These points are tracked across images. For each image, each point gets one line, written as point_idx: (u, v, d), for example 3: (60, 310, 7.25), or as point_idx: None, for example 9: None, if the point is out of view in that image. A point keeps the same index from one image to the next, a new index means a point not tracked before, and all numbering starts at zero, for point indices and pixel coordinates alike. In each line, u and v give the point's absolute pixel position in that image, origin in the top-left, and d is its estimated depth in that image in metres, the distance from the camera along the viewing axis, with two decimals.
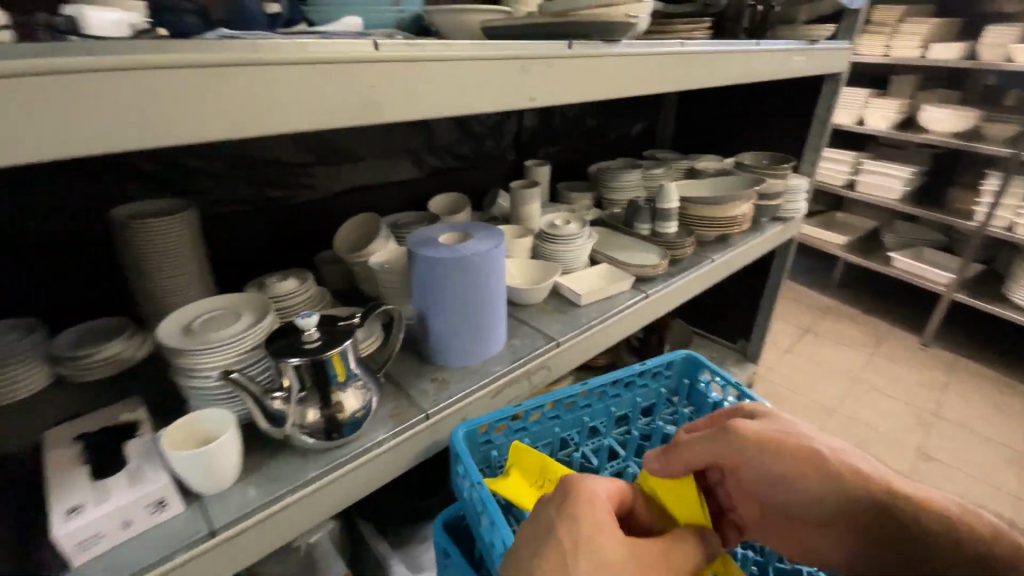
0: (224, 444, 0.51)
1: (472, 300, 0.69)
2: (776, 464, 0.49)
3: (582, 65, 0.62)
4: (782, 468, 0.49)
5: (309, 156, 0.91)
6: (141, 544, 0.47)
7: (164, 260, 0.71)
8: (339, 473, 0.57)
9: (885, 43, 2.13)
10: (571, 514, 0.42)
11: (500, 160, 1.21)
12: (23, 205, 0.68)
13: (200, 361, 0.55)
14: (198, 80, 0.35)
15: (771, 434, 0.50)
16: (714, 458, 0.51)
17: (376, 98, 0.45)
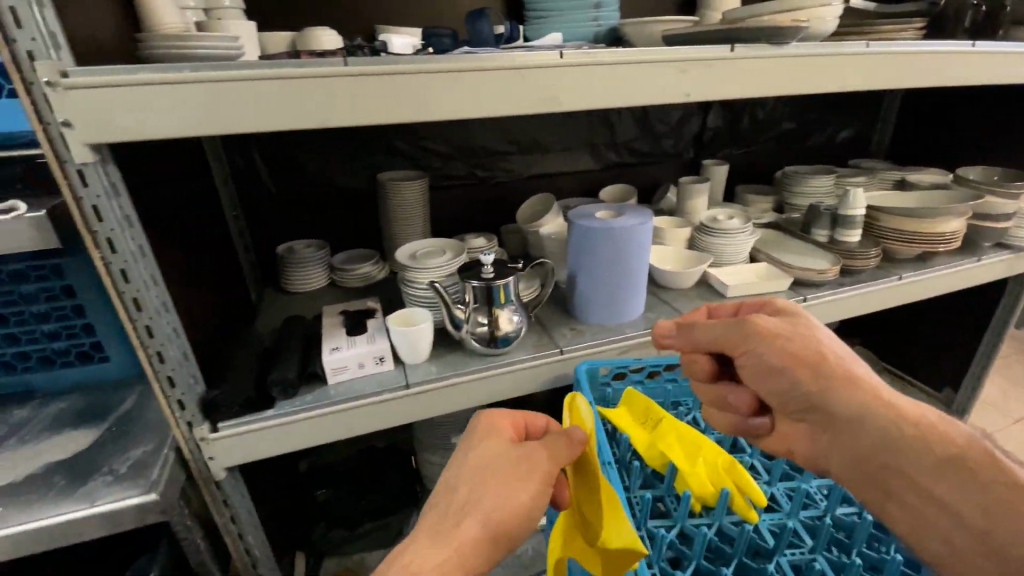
0: (422, 330, 0.74)
1: (615, 267, 0.81)
2: (770, 353, 0.52)
3: (747, 65, 0.68)
4: (773, 357, 0.52)
5: (509, 145, 1.13)
6: (367, 381, 0.73)
7: (405, 210, 1.02)
8: (491, 373, 0.77)
9: None
10: (470, 437, 0.51)
11: (675, 159, 1.29)
12: (329, 166, 1.03)
13: (418, 275, 0.81)
14: (443, 79, 0.55)
15: (784, 331, 0.53)
16: (719, 341, 0.56)
17: (557, 92, 0.59)
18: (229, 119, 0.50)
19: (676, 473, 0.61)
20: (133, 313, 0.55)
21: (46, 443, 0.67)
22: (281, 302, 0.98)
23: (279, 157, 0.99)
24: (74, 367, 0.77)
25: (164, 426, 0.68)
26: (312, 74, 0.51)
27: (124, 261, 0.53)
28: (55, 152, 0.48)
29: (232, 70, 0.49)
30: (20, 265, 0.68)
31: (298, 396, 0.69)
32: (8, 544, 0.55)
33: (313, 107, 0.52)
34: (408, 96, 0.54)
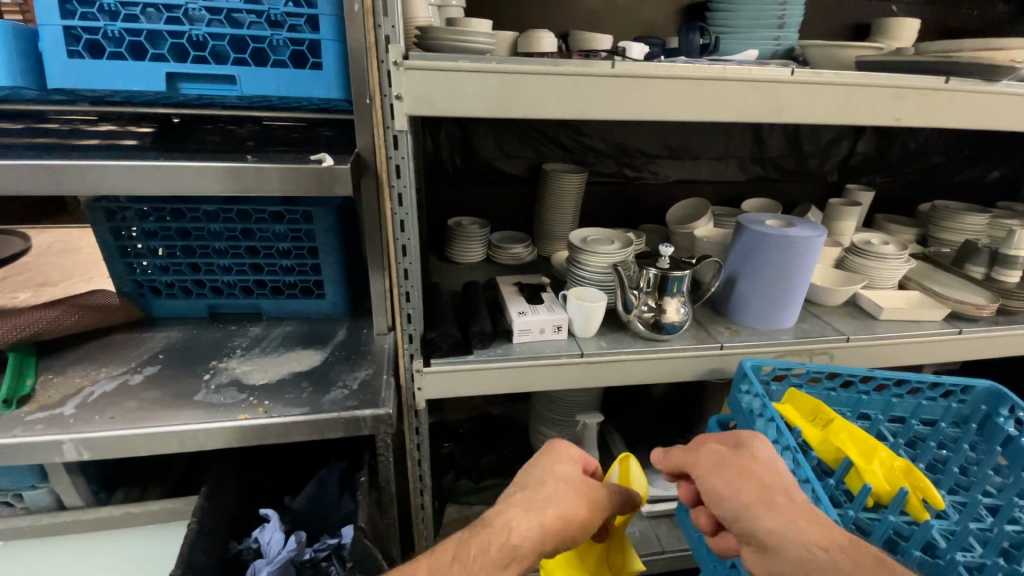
0: (599, 307, 0.82)
1: (780, 273, 0.86)
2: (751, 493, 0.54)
3: (960, 97, 0.70)
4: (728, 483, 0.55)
5: (661, 150, 1.20)
6: (545, 344, 0.82)
7: (564, 200, 1.11)
8: (653, 356, 0.83)
9: None
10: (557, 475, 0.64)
11: (817, 180, 1.30)
12: (501, 152, 1.13)
13: (591, 258, 0.89)
14: (686, 85, 0.63)
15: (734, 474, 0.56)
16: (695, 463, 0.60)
17: (779, 105, 0.66)
18: (516, 104, 0.61)
19: (848, 468, 0.65)
20: (400, 256, 0.67)
21: (286, 356, 0.81)
22: (447, 269, 1.09)
23: (462, 138, 1.11)
24: (295, 299, 0.91)
25: (377, 356, 0.81)
26: (588, 73, 0.61)
27: (405, 212, 0.65)
28: (383, 117, 0.59)
29: (526, 64, 0.60)
30: (282, 207, 0.82)
31: (491, 348, 0.79)
32: (273, 427, 0.68)
33: (579, 101, 0.62)
34: (656, 98, 0.64)
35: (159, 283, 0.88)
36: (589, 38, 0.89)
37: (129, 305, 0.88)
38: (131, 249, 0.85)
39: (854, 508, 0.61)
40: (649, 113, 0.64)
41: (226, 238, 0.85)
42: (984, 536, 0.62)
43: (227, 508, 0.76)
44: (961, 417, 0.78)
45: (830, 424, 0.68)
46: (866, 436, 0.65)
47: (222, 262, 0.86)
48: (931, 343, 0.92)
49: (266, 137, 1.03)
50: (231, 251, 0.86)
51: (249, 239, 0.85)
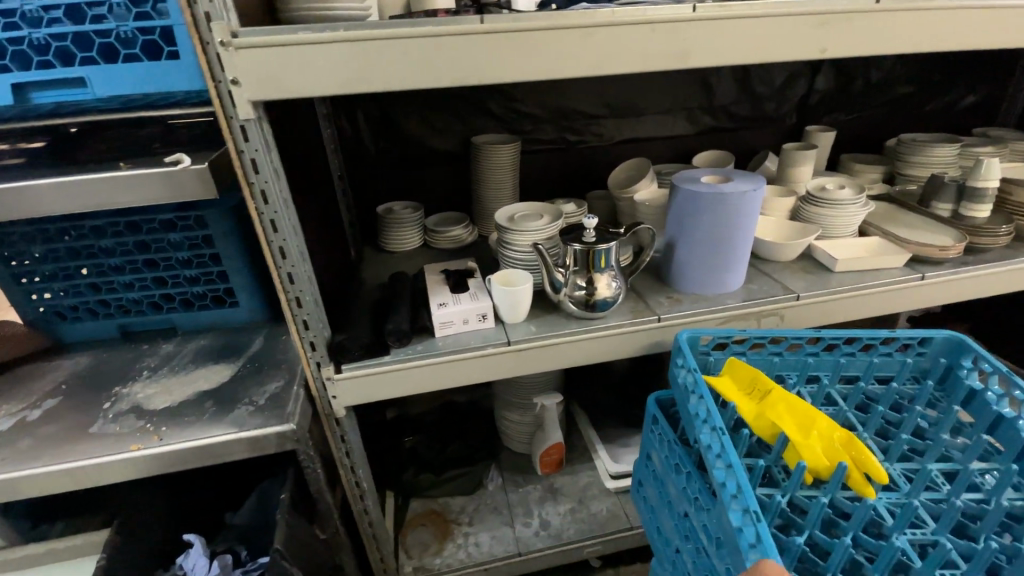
0: (523, 290, 0.76)
1: (720, 234, 0.80)
2: None
3: (897, 18, 0.62)
4: None
5: (602, 109, 1.11)
6: (470, 335, 0.76)
7: (498, 173, 1.04)
8: (587, 336, 0.78)
9: None
10: None
11: (776, 124, 1.22)
12: (427, 129, 1.05)
13: (516, 237, 0.83)
14: (573, 36, 0.55)
15: None
16: None
17: (685, 48, 0.58)
18: (376, 77, 0.53)
19: (786, 444, 0.60)
20: (279, 259, 0.61)
21: (195, 373, 0.76)
22: (380, 260, 1.03)
23: (382, 118, 1.03)
24: (209, 309, 0.85)
25: (291, 365, 0.76)
26: (454, 32, 0.53)
27: (274, 211, 0.58)
28: (223, 107, 0.52)
29: (380, 28, 0.52)
30: (171, 214, 0.75)
31: (409, 346, 0.74)
32: (171, 456, 0.63)
33: (451, 65, 0.54)
34: (543, 53, 0.56)
35: (62, 308, 0.83)
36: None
37: (36, 333, 0.83)
38: (25, 275, 0.79)
39: (788, 488, 0.56)
40: (540, 70, 0.56)
41: (121, 253, 0.79)
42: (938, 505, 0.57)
43: (150, 537, 0.73)
44: (920, 370, 0.73)
45: (766, 396, 0.63)
46: (803, 406, 0.60)
47: (122, 279, 0.80)
48: (891, 293, 0.86)
49: (169, 137, 0.95)
50: (130, 267, 0.80)
51: (144, 252, 0.79)
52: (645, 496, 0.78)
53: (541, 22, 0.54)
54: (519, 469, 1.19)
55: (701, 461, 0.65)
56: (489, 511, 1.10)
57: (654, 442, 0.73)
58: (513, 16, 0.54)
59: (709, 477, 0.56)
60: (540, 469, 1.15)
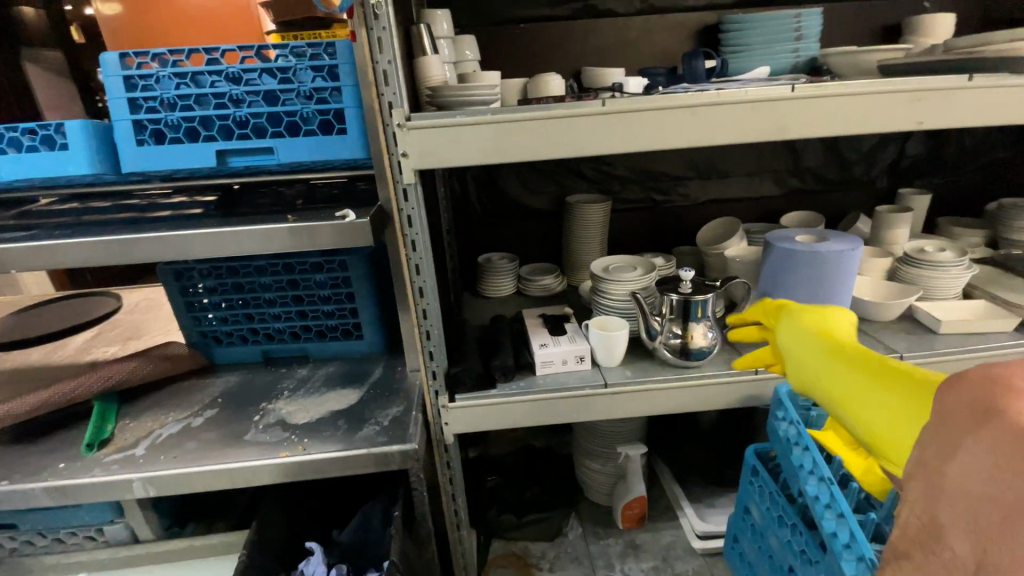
0: (621, 335, 0.82)
1: (816, 291, 0.82)
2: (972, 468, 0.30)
3: (993, 93, 0.66)
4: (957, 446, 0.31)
5: (688, 172, 1.19)
6: (568, 376, 0.82)
7: (591, 229, 1.13)
8: (683, 383, 0.81)
9: None
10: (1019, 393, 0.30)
11: (865, 186, 1.23)
12: (526, 189, 1.17)
13: (613, 287, 0.89)
14: (682, 114, 0.64)
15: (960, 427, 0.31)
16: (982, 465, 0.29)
17: (782, 123, 0.65)
18: (514, 149, 0.64)
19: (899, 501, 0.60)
20: (417, 297, 0.71)
21: (326, 396, 0.86)
22: (479, 305, 1.13)
23: (488, 179, 1.16)
24: (337, 341, 0.98)
25: (407, 394, 0.84)
26: (579, 113, 0.63)
27: (419, 257, 0.69)
28: (392, 173, 0.64)
29: (520, 111, 0.63)
30: (320, 257, 0.89)
31: (514, 382, 0.81)
32: (311, 464, 0.73)
33: (576, 138, 0.64)
34: (653, 128, 0.64)
35: (220, 333, 0.98)
36: (596, 76, 0.91)
37: (197, 354, 0.98)
38: (195, 304, 0.95)
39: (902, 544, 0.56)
40: (649, 143, 0.65)
41: (275, 289, 0.94)
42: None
43: (277, 542, 0.81)
44: None
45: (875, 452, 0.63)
46: None
47: (271, 311, 0.95)
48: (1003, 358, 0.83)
49: (311, 195, 1.13)
50: (279, 301, 0.94)
51: (294, 288, 0.93)
52: (742, 552, 0.78)
53: (654, 104, 0.63)
54: (599, 520, 1.19)
55: (806, 515, 0.65)
56: (570, 559, 1.10)
57: (753, 495, 0.74)
58: (628, 100, 0.64)
59: (818, 527, 0.57)
60: (622, 523, 1.14)
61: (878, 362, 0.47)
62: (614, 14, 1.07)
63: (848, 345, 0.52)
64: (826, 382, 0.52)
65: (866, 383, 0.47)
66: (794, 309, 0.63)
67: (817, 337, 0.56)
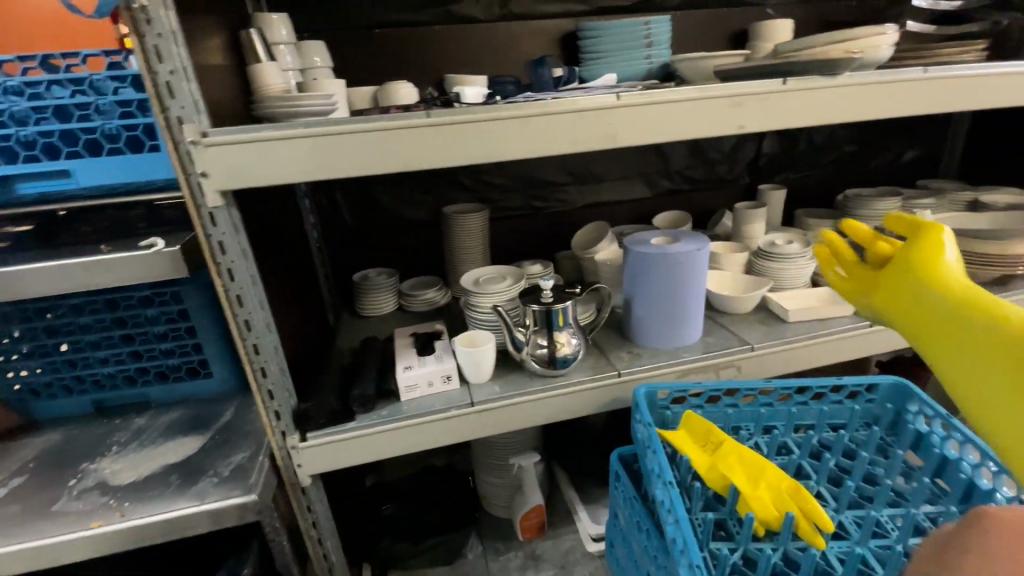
0: (486, 350, 0.78)
1: (672, 291, 0.84)
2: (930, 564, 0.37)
3: (803, 96, 0.70)
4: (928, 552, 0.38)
5: (565, 177, 1.19)
6: (435, 398, 0.78)
7: (468, 239, 1.10)
8: (550, 394, 0.79)
9: None
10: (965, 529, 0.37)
11: (729, 184, 1.30)
12: (400, 201, 1.12)
13: (480, 300, 0.86)
14: (511, 124, 0.62)
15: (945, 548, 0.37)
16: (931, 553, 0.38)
17: (613, 131, 0.65)
18: (334, 163, 0.59)
19: (739, 495, 0.62)
20: (244, 332, 0.64)
21: (164, 447, 0.77)
22: (355, 327, 1.06)
23: (357, 193, 1.09)
24: (184, 381, 0.88)
25: (258, 436, 0.77)
26: (402, 125, 0.59)
27: (239, 287, 0.62)
28: (193, 197, 0.57)
29: (336, 123, 0.58)
30: (149, 291, 0.79)
31: (375, 411, 0.75)
32: (133, 531, 0.64)
33: (402, 150, 0.60)
34: (483, 138, 0.62)
35: (37, 385, 0.85)
36: (450, 83, 0.88)
37: (10, 412, 0.84)
38: None
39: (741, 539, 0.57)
40: (482, 154, 0.63)
41: (99, 330, 0.82)
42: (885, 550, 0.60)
43: None
44: (872, 417, 0.75)
45: (719, 448, 0.65)
46: (752, 458, 0.62)
47: (98, 355, 0.83)
48: (843, 341, 0.89)
49: (154, 218, 1.02)
50: (107, 343, 0.83)
51: (122, 327, 0.82)
52: (617, 557, 0.77)
53: (482, 114, 0.61)
54: (499, 534, 1.16)
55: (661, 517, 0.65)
56: None
57: (619, 500, 0.74)
58: (455, 110, 0.61)
59: (663, 532, 0.57)
60: (522, 534, 1.12)
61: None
62: (474, 20, 1.05)
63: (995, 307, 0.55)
64: (931, 325, 0.58)
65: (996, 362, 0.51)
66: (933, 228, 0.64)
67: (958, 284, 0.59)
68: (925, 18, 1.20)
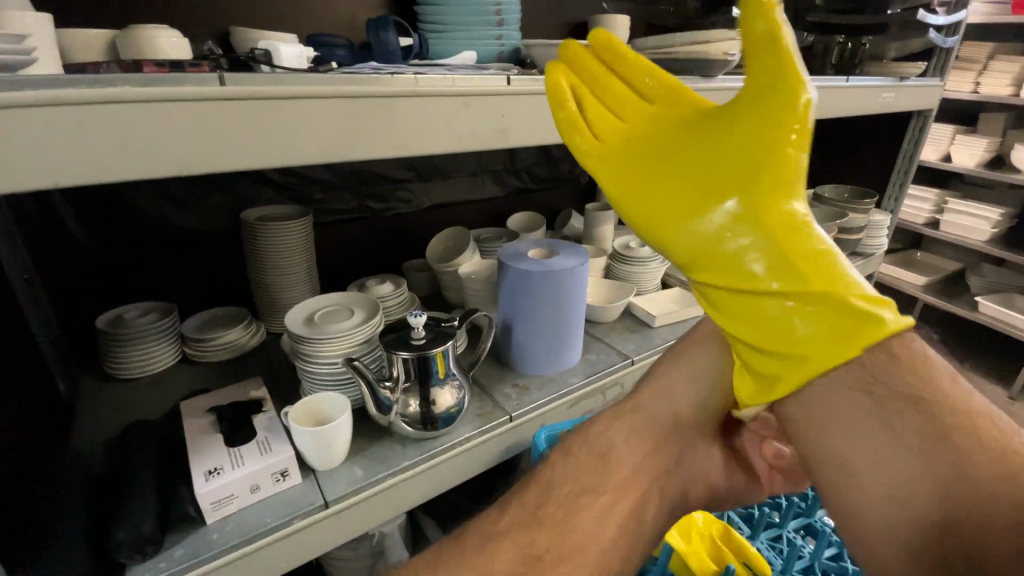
0: (340, 425, 0.57)
1: (557, 312, 0.74)
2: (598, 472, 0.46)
3: None
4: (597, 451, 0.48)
5: (406, 174, 1.00)
6: (264, 508, 0.53)
7: (286, 257, 0.82)
8: (433, 462, 0.62)
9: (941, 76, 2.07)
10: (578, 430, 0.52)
11: (572, 183, 1.27)
12: (174, 207, 0.78)
13: (320, 348, 0.63)
14: (369, 107, 0.44)
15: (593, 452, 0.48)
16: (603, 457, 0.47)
17: (502, 125, 0.51)
18: (48, 162, 0.32)
19: (672, 553, 0.54)
20: None
21: None
22: (113, 400, 0.70)
23: (96, 197, 0.72)
24: None
25: None
26: (172, 95, 0.35)
27: None
28: None
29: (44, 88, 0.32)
30: None
31: (162, 555, 0.48)
32: None
33: (191, 141, 0.37)
34: (316, 128, 0.42)
35: None
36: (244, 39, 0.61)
37: None
38: None
39: None
40: (315, 154, 0.43)
41: None
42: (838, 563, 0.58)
43: None
44: None
45: None
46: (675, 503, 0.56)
47: None
48: None
49: None
50: None
51: None
52: None
53: (312, 90, 0.41)
54: None
55: None
56: None
57: None
58: (262, 80, 0.40)
59: None
60: None
61: (859, 326, 0.31)
62: None
63: (818, 254, 0.35)
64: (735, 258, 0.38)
65: (805, 336, 0.33)
66: (743, 60, 0.38)
67: (777, 195, 0.37)
68: None
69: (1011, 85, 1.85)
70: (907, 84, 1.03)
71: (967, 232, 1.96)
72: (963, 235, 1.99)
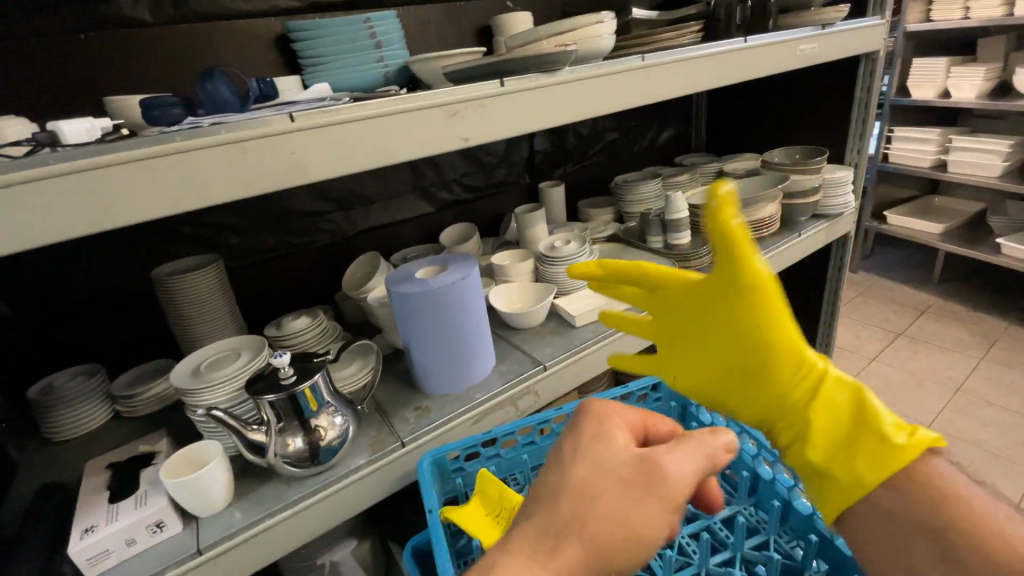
0: (211, 472, 0.58)
1: (449, 329, 0.73)
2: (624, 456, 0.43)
3: (524, 96, 0.62)
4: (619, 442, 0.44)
5: (326, 206, 1.01)
6: (141, 560, 0.55)
7: (201, 305, 0.84)
8: (321, 497, 0.62)
9: (927, 6, 1.91)
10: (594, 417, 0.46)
11: (513, 186, 1.26)
12: (90, 271, 0.83)
13: (200, 397, 0.64)
14: (130, 171, 0.43)
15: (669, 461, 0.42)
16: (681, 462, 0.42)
17: (297, 162, 0.50)
18: None
19: None
20: None
21: None
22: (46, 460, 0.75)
23: (11, 272, 0.77)
24: None
25: None
26: None
27: None
28: None
29: None
30: None
31: None
32: None
33: None
34: (60, 207, 0.40)
35: None
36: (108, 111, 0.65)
37: None
38: None
39: None
40: (66, 231, 0.41)
41: None
42: (725, 568, 0.61)
43: None
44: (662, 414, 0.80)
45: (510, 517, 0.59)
46: None
47: None
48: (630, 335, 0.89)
49: None
50: None
51: None
52: None
53: (42, 170, 0.39)
54: None
55: None
56: None
57: None
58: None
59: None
60: None
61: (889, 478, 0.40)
62: (143, 25, 0.78)
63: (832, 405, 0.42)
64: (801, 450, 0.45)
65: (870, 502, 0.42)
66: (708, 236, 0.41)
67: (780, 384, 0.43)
68: (650, 7, 1.27)
69: (1003, 5, 1.69)
70: (833, 30, 0.96)
71: (975, 169, 1.82)
72: (973, 173, 1.83)
